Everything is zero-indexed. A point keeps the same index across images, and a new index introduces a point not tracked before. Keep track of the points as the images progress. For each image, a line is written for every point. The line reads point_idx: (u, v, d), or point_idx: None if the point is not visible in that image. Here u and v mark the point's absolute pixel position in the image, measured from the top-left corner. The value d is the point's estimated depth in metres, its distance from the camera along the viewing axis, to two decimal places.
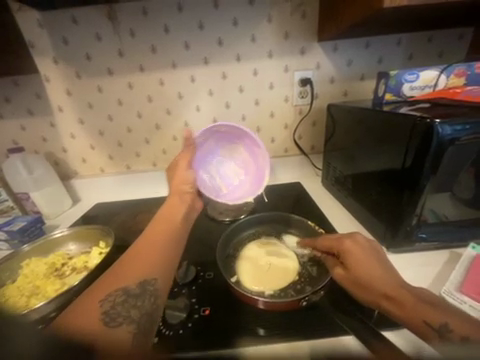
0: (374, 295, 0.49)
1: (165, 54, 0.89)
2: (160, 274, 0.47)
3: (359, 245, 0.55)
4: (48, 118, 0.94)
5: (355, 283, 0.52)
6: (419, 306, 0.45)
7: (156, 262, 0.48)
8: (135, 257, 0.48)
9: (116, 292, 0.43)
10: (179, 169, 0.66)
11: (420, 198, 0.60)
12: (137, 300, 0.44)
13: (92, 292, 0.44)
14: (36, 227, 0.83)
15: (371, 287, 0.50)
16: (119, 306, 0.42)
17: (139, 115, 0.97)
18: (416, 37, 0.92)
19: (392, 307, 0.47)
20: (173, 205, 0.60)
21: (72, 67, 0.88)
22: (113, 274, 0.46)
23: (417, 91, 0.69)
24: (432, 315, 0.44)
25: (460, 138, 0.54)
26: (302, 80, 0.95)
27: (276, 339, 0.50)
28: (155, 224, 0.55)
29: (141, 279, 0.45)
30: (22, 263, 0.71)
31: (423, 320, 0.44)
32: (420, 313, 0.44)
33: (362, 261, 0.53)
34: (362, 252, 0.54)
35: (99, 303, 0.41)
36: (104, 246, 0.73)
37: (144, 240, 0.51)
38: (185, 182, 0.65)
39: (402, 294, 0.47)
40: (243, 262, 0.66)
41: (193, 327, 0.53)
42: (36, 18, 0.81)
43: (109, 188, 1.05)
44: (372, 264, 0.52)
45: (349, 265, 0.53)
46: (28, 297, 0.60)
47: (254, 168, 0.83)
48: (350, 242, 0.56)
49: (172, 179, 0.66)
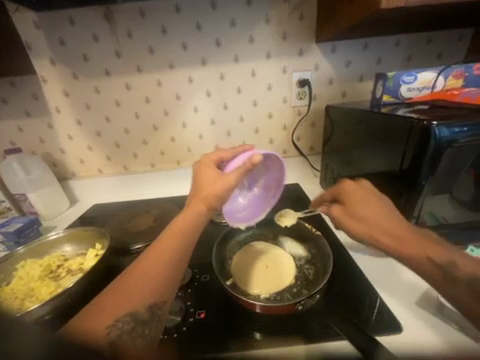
0: (373, 230, 0.53)
1: (162, 55, 0.88)
2: (168, 298, 0.46)
3: (359, 186, 0.60)
4: (45, 118, 0.94)
5: (351, 217, 0.58)
6: (420, 243, 0.49)
7: (166, 287, 0.46)
8: (145, 279, 0.45)
9: (124, 317, 0.41)
10: (220, 178, 0.56)
11: (418, 199, 0.60)
12: (144, 328, 0.42)
13: (98, 310, 0.42)
14: (32, 228, 0.82)
15: (370, 223, 0.55)
16: (126, 334, 0.40)
17: (136, 116, 0.96)
18: (415, 38, 0.91)
19: (393, 242, 0.50)
20: (192, 218, 0.52)
21: (70, 68, 0.88)
22: (120, 294, 0.43)
23: (415, 92, 0.69)
24: (437, 252, 0.47)
25: (458, 140, 0.54)
26: (300, 81, 0.94)
27: (271, 344, 0.49)
28: (169, 237, 0.50)
29: (150, 303, 0.44)
30: (17, 265, 0.71)
31: (428, 257, 0.47)
32: (423, 250, 0.48)
33: (363, 201, 0.58)
34: (362, 192, 0.59)
35: (106, 330, 0.39)
36: (100, 247, 0.72)
37: (156, 258, 0.47)
38: (218, 194, 0.54)
39: (403, 234, 0.51)
40: (241, 263, 0.66)
41: (188, 330, 0.52)
42: (33, 19, 0.81)
43: (107, 189, 1.05)
44: (369, 202, 0.57)
45: (347, 204, 0.60)
46: (22, 300, 0.60)
47: (261, 195, 0.71)
48: (351, 184, 0.61)
49: (198, 184, 0.57)
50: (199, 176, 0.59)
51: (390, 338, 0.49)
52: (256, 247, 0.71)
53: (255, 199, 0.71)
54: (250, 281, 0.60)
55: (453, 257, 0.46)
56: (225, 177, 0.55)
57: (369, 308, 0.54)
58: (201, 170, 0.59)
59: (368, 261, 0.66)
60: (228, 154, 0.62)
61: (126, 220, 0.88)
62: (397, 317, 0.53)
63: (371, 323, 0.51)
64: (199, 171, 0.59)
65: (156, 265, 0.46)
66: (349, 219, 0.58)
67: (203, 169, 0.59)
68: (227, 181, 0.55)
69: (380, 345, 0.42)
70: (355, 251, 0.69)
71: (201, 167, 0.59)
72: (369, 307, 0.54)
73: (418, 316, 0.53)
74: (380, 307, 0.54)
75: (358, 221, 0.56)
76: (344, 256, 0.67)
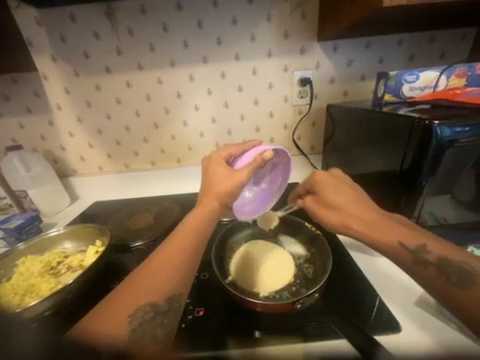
0: (348, 219, 0.55)
1: (163, 53, 0.88)
2: (185, 291, 0.47)
3: (330, 176, 0.63)
4: (46, 115, 0.94)
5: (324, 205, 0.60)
6: (393, 228, 0.51)
7: (184, 279, 0.47)
8: (162, 272, 0.45)
9: (144, 307, 0.43)
10: (231, 175, 0.56)
11: (419, 199, 0.60)
12: (163, 318, 0.44)
13: (119, 300, 0.43)
14: (32, 225, 0.83)
15: (343, 211, 0.57)
16: (146, 323, 0.42)
17: (137, 114, 0.96)
18: (417, 37, 0.90)
19: (366, 229, 0.53)
20: (206, 212, 0.53)
21: (71, 65, 0.88)
22: (139, 286, 0.44)
23: (417, 91, 0.68)
24: (408, 237, 0.50)
25: (459, 140, 0.53)
26: (302, 80, 0.94)
27: (270, 342, 0.50)
28: (185, 232, 0.50)
29: (168, 295, 0.44)
30: (17, 261, 0.71)
31: (399, 241, 0.49)
32: (394, 234, 0.50)
33: (336, 190, 0.60)
34: (333, 182, 0.61)
35: (128, 319, 0.41)
36: (100, 244, 0.72)
37: (173, 251, 0.48)
38: (230, 190, 0.55)
39: (373, 219, 0.54)
40: (241, 262, 0.65)
41: (187, 328, 0.52)
42: (34, 16, 0.81)
43: (107, 186, 1.05)
44: (340, 192, 0.59)
45: (320, 194, 0.61)
46: (22, 296, 0.60)
47: (266, 188, 0.71)
48: (322, 174, 0.63)
49: (209, 179, 0.57)
50: (209, 173, 0.58)
51: (388, 338, 0.49)
52: (257, 244, 0.71)
53: (261, 193, 0.71)
54: (251, 281, 0.60)
55: (421, 240, 0.49)
56: (236, 175, 0.56)
57: (368, 308, 0.54)
58: (211, 167, 0.59)
59: (367, 261, 0.66)
60: (237, 151, 0.62)
61: (126, 217, 0.88)
62: (396, 317, 0.53)
63: (370, 323, 0.51)
64: (210, 167, 0.59)
65: (172, 257, 0.47)
66: (322, 207, 0.60)
67: (213, 165, 0.59)
68: (238, 178, 0.56)
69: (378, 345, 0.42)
70: (355, 251, 0.70)
71: (212, 164, 0.59)
72: (368, 307, 0.54)
73: (417, 316, 0.53)
74: (379, 307, 0.54)
75: (331, 209, 0.59)
76: (344, 256, 0.67)
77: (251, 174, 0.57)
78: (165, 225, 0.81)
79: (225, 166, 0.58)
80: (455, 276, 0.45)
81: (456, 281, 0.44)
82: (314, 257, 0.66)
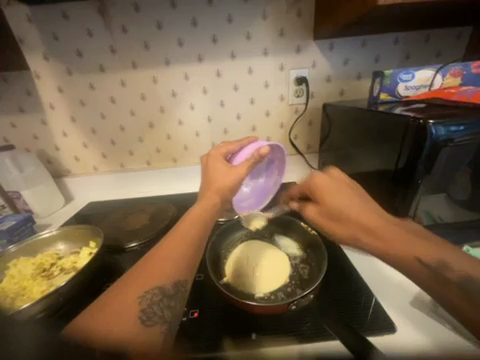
0: (358, 230, 0.51)
1: (157, 51, 0.87)
2: (191, 277, 0.46)
3: (332, 179, 0.58)
4: (40, 115, 0.93)
5: (331, 215, 0.55)
6: (406, 240, 0.47)
7: (193, 264, 0.46)
8: (171, 257, 0.45)
9: (152, 290, 0.41)
10: (230, 171, 0.57)
11: (413, 198, 0.59)
12: (171, 301, 0.42)
13: (128, 284, 0.41)
14: (25, 226, 0.82)
15: (351, 220, 0.52)
16: (155, 305, 0.40)
17: (131, 113, 0.95)
18: (413, 36, 0.90)
19: (378, 241, 0.48)
20: (210, 202, 0.54)
21: (63, 63, 0.86)
22: (149, 269, 0.43)
23: (413, 90, 0.68)
24: (423, 249, 0.45)
25: (454, 138, 0.53)
26: (298, 79, 0.94)
27: (265, 344, 0.49)
28: (191, 221, 0.51)
29: (176, 279, 0.43)
30: (8, 264, 0.70)
31: (415, 256, 0.45)
32: (408, 247, 0.46)
33: (341, 195, 0.55)
34: (336, 187, 0.56)
35: (138, 299, 0.40)
36: (94, 246, 0.71)
37: (181, 239, 0.47)
38: (233, 182, 0.57)
39: (383, 228, 0.49)
40: (235, 263, 0.65)
41: (180, 331, 0.52)
42: (26, 13, 0.79)
43: (102, 186, 1.04)
44: (346, 198, 0.54)
45: (324, 201, 0.56)
46: (12, 299, 0.59)
47: (262, 184, 0.73)
48: (323, 178, 0.58)
49: (211, 174, 0.58)
50: (210, 169, 0.59)
51: (384, 339, 0.49)
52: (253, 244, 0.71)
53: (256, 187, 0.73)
54: (246, 281, 0.59)
55: (435, 252, 0.44)
56: (235, 170, 0.57)
57: (364, 308, 0.54)
58: (212, 163, 0.60)
59: (362, 261, 0.67)
60: (234, 147, 0.63)
61: (121, 218, 0.87)
62: (390, 317, 0.53)
63: (365, 323, 0.51)
64: (212, 164, 0.60)
65: (180, 241, 0.47)
66: (330, 218, 0.55)
67: (215, 162, 0.60)
68: (241, 172, 0.57)
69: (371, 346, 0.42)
70: (350, 251, 0.70)
71: (215, 161, 0.60)
72: (363, 308, 0.54)
73: (412, 316, 0.53)
74: (374, 307, 0.54)
75: (339, 221, 0.54)
76: (338, 257, 0.67)
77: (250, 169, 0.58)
78: (160, 225, 0.81)
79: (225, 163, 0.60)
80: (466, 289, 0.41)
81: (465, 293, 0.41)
82: (310, 257, 0.66)
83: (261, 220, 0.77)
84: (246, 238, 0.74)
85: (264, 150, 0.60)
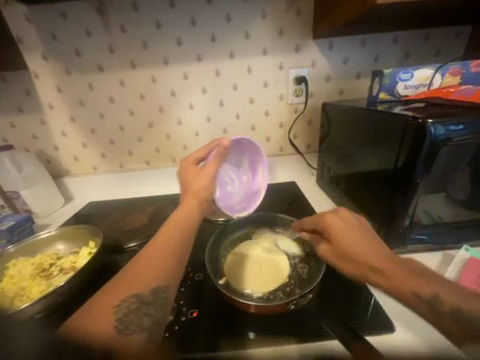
0: (363, 268, 0.49)
1: (156, 50, 0.87)
2: (172, 282, 0.45)
3: (342, 218, 0.57)
4: (38, 114, 0.92)
5: (339, 253, 0.53)
6: (408, 278, 0.44)
7: (171, 270, 0.46)
8: (148, 264, 0.45)
9: (129, 298, 0.41)
10: (202, 174, 0.61)
11: (413, 198, 0.59)
12: (150, 308, 0.42)
13: (104, 295, 0.41)
14: (25, 226, 0.82)
15: (356, 258, 0.50)
16: (132, 313, 0.40)
17: (131, 113, 0.95)
18: (413, 35, 0.90)
19: (380, 278, 0.46)
20: (188, 209, 0.56)
21: (62, 63, 0.86)
22: (125, 279, 0.43)
23: (412, 89, 0.68)
24: (423, 285, 0.43)
25: (453, 138, 0.53)
26: (297, 78, 0.93)
27: (264, 344, 0.49)
28: (170, 228, 0.52)
29: (154, 286, 0.43)
30: (8, 264, 0.70)
31: (412, 292, 0.43)
32: (407, 283, 0.44)
33: (350, 234, 0.53)
34: (345, 225, 0.55)
35: (114, 308, 0.40)
36: (93, 245, 0.71)
37: (158, 246, 0.48)
38: (205, 184, 0.61)
39: (387, 266, 0.47)
40: (235, 262, 0.65)
41: (180, 330, 0.52)
42: (24, 12, 0.79)
43: (101, 186, 1.04)
44: (355, 237, 0.53)
45: (332, 240, 0.55)
46: (12, 299, 0.59)
47: (251, 179, 0.78)
48: (333, 217, 0.57)
49: (188, 181, 0.61)
50: (187, 177, 0.62)
51: (383, 338, 0.49)
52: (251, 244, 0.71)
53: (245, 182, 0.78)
54: (244, 281, 0.59)
55: (436, 289, 0.42)
56: (205, 169, 0.62)
57: (363, 308, 0.54)
58: (185, 171, 0.63)
59: None
60: (204, 148, 0.66)
61: (120, 218, 0.87)
62: (389, 316, 0.53)
63: (364, 323, 0.51)
64: (186, 171, 0.63)
65: (156, 250, 0.47)
66: (339, 259, 0.53)
67: (190, 169, 0.63)
68: (209, 174, 0.62)
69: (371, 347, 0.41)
70: None
71: (188, 169, 0.63)
72: (362, 307, 0.54)
73: (410, 316, 0.53)
74: (374, 307, 0.54)
75: (347, 260, 0.51)
76: None
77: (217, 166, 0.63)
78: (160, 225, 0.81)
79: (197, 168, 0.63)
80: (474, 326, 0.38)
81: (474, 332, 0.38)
82: (309, 256, 0.66)
83: (259, 220, 0.76)
84: (245, 238, 0.73)
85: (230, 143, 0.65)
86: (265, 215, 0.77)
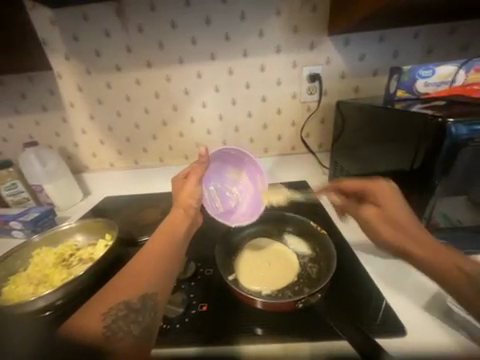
0: (407, 237, 0.54)
1: (171, 50, 0.89)
2: (162, 289, 0.46)
3: (391, 189, 0.60)
4: (60, 113, 0.97)
5: (386, 219, 0.59)
6: (448, 254, 0.50)
7: (160, 276, 0.47)
8: (138, 271, 0.46)
9: (117, 305, 0.42)
10: (186, 185, 0.65)
11: (430, 201, 0.57)
12: (138, 315, 0.42)
13: (92, 304, 0.41)
14: (47, 218, 0.87)
15: (402, 226, 0.56)
16: (120, 320, 0.41)
17: (146, 111, 0.98)
18: (435, 30, 0.86)
19: (418, 248, 0.52)
20: (177, 218, 0.59)
21: (83, 63, 0.90)
22: (113, 288, 0.44)
23: (432, 87, 0.65)
24: (460, 261, 0.48)
25: (476, 138, 0.51)
26: (311, 76, 0.92)
27: (272, 340, 0.50)
28: (158, 238, 0.54)
29: (143, 292, 0.44)
30: (32, 252, 0.75)
31: (456, 265, 0.48)
32: (449, 257, 0.49)
33: (396, 204, 0.58)
34: (394, 196, 0.59)
35: (101, 316, 0.40)
36: (110, 238, 0.75)
37: (147, 255, 0.49)
38: (189, 194, 0.64)
39: (428, 239, 0.52)
40: (244, 260, 0.66)
41: (190, 322, 0.54)
42: (49, 16, 0.84)
43: (117, 182, 1.08)
44: (402, 210, 0.57)
45: (382, 206, 0.60)
46: (36, 286, 0.64)
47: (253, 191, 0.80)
48: (383, 185, 0.61)
49: (179, 192, 0.65)
50: (177, 188, 0.66)
51: (395, 342, 0.48)
52: (260, 241, 0.71)
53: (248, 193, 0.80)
54: (253, 278, 0.60)
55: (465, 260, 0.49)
56: (188, 179, 0.66)
57: (374, 311, 0.53)
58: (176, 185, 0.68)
59: (375, 262, 0.65)
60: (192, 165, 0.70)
61: (134, 213, 0.91)
62: (401, 320, 0.52)
63: (375, 326, 0.51)
64: (176, 185, 0.67)
65: (146, 258, 0.49)
66: (386, 224, 0.59)
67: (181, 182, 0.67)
68: (193, 185, 0.65)
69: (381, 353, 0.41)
70: (361, 251, 0.68)
71: (177, 185, 0.67)
72: (374, 310, 0.53)
73: (424, 321, 0.51)
74: (385, 310, 0.53)
75: (391, 226, 0.58)
76: (349, 257, 0.66)
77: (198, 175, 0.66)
78: None
79: (183, 180, 0.67)
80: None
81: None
82: (318, 256, 0.65)
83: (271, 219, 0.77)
84: (255, 236, 0.74)
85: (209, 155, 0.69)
86: (274, 213, 0.77)
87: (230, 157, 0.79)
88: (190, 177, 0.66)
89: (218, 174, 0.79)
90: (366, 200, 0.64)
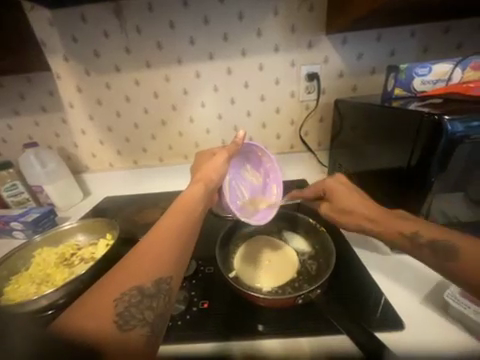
0: (362, 220, 0.58)
1: (169, 50, 0.89)
2: (176, 273, 0.44)
3: (339, 183, 0.65)
4: (60, 113, 0.98)
5: (338, 211, 0.63)
6: (396, 222, 0.54)
7: (175, 257, 0.44)
8: (148, 255, 0.43)
9: (130, 291, 0.40)
10: (214, 159, 0.64)
11: (427, 197, 0.58)
12: (152, 301, 0.41)
13: (102, 289, 0.39)
14: (48, 218, 0.87)
15: (354, 212, 0.60)
16: (132, 307, 0.39)
17: (145, 111, 0.98)
18: (431, 28, 0.87)
19: (375, 226, 0.56)
20: (195, 191, 0.56)
21: (82, 64, 0.90)
22: (125, 270, 0.41)
23: (429, 85, 0.66)
24: (407, 227, 0.53)
25: (472, 135, 0.52)
26: (309, 75, 0.93)
27: (273, 336, 0.50)
28: (171, 217, 0.50)
29: (156, 277, 0.41)
30: (34, 252, 0.75)
31: (399, 232, 0.53)
32: (398, 228, 0.53)
33: (348, 196, 0.62)
34: (342, 188, 0.64)
35: (113, 303, 0.38)
36: (111, 237, 0.75)
37: (162, 232, 0.46)
38: (211, 169, 0.62)
39: (381, 216, 0.56)
40: (244, 257, 0.66)
41: (192, 318, 0.54)
42: (47, 17, 0.84)
43: (117, 182, 1.08)
44: (354, 198, 0.62)
45: (334, 199, 0.64)
46: (38, 285, 0.64)
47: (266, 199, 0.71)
48: (332, 182, 0.66)
49: (201, 167, 0.64)
50: (200, 162, 0.66)
51: (395, 337, 0.49)
52: (262, 238, 0.72)
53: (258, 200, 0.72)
54: (269, 278, 0.60)
55: (420, 228, 0.52)
56: (216, 154, 0.66)
57: (374, 307, 0.54)
58: (202, 158, 0.68)
59: (374, 259, 0.66)
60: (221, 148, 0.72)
61: (135, 213, 0.92)
62: (400, 315, 0.53)
63: (374, 320, 0.52)
64: (200, 161, 0.67)
65: (161, 235, 0.46)
66: (338, 213, 0.63)
67: (205, 157, 0.67)
68: (217, 162, 0.63)
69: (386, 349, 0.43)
70: (360, 248, 0.69)
71: (202, 159, 0.67)
72: (373, 306, 0.54)
73: (422, 317, 0.52)
74: (384, 305, 0.54)
75: (344, 214, 0.62)
76: (348, 254, 0.67)
77: (228, 152, 0.66)
78: None
79: (213, 153, 0.67)
80: (443, 246, 0.48)
81: (444, 255, 0.48)
82: (317, 252, 0.66)
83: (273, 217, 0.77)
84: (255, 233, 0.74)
85: (243, 144, 0.69)
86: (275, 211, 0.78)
87: (254, 157, 0.73)
88: (217, 153, 0.66)
89: (237, 166, 0.72)
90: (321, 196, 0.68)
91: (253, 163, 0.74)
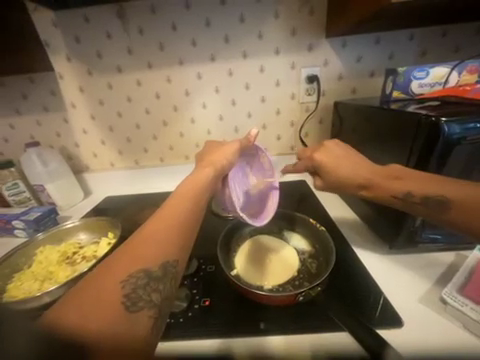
0: (356, 187, 0.63)
1: (172, 51, 0.90)
2: (181, 257, 0.45)
3: (327, 152, 0.67)
4: (62, 113, 0.98)
5: (331, 183, 0.66)
6: (387, 185, 0.58)
7: (181, 243, 0.46)
8: (154, 239, 0.44)
9: (137, 274, 0.41)
10: (224, 150, 0.65)
11: None
12: (159, 284, 0.42)
13: (109, 270, 0.40)
14: (50, 217, 0.88)
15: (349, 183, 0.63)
16: (140, 290, 0.40)
17: (146, 112, 0.99)
18: (429, 32, 0.89)
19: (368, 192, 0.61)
20: (202, 178, 0.57)
21: (84, 65, 0.91)
22: (133, 252, 0.42)
23: (427, 88, 0.67)
24: (397, 188, 0.56)
25: (467, 136, 0.53)
26: (309, 77, 0.94)
27: (275, 333, 0.51)
28: (176, 201, 0.51)
29: (162, 261, 0.43)
30: (36, 251, 0.76)
31: (391, 196, 0.57)
32: (389, 191, 0.57)
33: (340, 161, 0.65)
34: (330, 156, 0.66)
35: (120, 284, 0.39)
36: (112, 236, 0.76)
37: (168, 216, 0.47)
38: (222, 157, 0.63)
39: (373, 181, 0.60)
40: (245, 255, 0.67)
41: (193, 316, 0.55)
42: (52, 18, 0.85)
43: (118, 182, 1.09)
44: (343, 166, 0.64)
45: (323, 171, 0.67)
46: (41, 282, 0.65)
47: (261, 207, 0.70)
48: (319, 153, 0.68)
49: (208, 155, 0.65)
50: (208, 150, 0.68)
51: (393, 333, 0.50)
52: (262, 239, 0.72)
53: (253, 205, 0.71)
54: (271, 277, 0.61)
55: (408, 185, 0.55)
56: (228, 145, 0.67)
57: (373, 306, 0.55)
58: (211, 146, 0.69)
59: (372, 259, 0.67)
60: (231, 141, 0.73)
61: (136, 213, 0.93)
62: (399, 315, 0.53)
63: (374, 317, 0.52)
64: (209, 149, 0.68)
65: (168, 220, 0.47)
66: (332, 185, 0.66)
67: (213, 147, 0.68)
68: (225, 152, 0.65)
69: (386, 344, 0.44)
70: (360, 249, 0.70)
71: (210, 148, 0.68)
72: (373, 305, 0.55)
73: (420, 314, 0.53)
74: (384, 304, 0.55)
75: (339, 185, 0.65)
76: (348, 254, 0.68)
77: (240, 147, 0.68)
78: None
79: (224, 144, 0.68)
80: (434, 203, 0.52)
81: (437, 210, 0.53)
82: (317, 250, 0.68)
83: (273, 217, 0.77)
84: (255, 232, 0.75)
85: (252, 144, 0.70)
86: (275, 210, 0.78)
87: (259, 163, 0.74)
88: (227, 144, 0.67)
89: (242, 168, 0.73)
90: (314, 171, 0.70)
91: (257, 171, 0.74)
